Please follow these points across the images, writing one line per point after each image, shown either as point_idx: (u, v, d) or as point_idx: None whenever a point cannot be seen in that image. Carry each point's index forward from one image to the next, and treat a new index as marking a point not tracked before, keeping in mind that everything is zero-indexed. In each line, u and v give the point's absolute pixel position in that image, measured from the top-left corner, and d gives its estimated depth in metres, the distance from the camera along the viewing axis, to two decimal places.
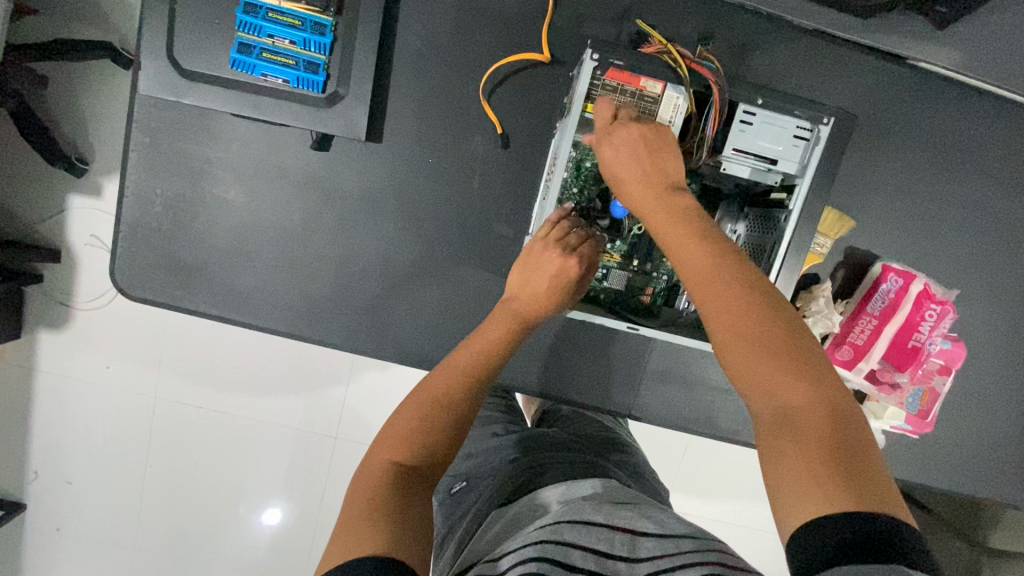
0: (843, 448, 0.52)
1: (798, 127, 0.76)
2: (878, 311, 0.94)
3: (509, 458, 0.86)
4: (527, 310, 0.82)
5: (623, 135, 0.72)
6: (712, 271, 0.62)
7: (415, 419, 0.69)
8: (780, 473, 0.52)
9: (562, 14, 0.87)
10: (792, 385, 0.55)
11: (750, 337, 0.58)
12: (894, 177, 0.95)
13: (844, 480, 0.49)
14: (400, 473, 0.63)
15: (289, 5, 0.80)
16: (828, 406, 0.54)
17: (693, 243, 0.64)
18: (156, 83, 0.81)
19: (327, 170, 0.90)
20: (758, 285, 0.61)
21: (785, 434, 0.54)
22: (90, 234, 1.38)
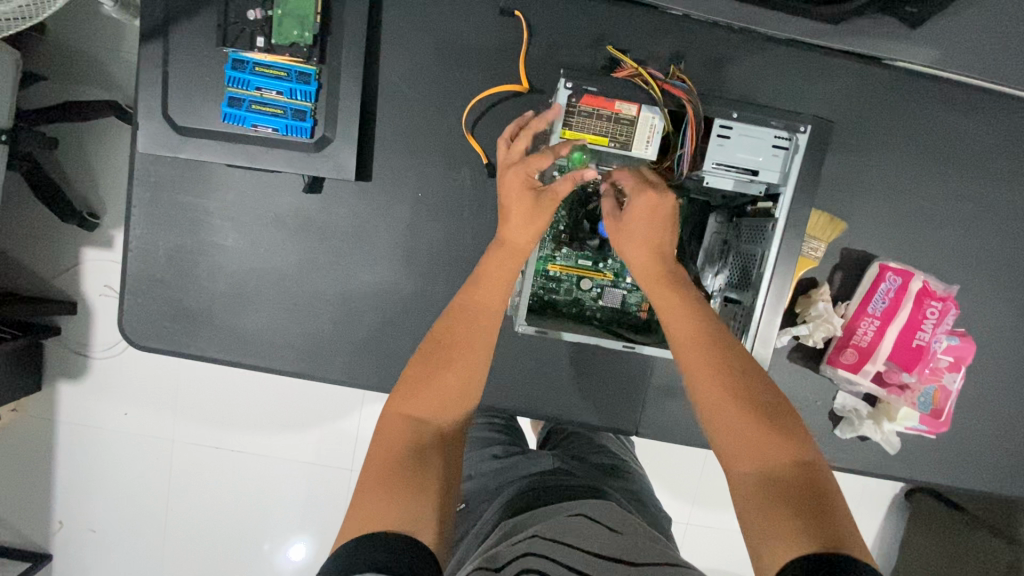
0: (818, 501, 0.55)
1: (775, 137, 0.75)
2: (879, 311, 0.94)
3: (508, 478, 0.88)
4: (511, 237, 0.75)
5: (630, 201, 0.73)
6: (698, 340, 0.67)
7: (432, 379, 0.68)
8: (761, 523, 0.55)
9: (538, 44, 0.89)
10: (770, 443, 0.60)
11: (729, 396, 0.63)
12: (884, 176, 0.95)
13: (818, 526, 0.53)
14: (418, 429, 0.64)
15: (273, 57, 0.83)
16: (799, 459, 0.59)
17: (686, 313, 0.69)
18: (154, 141, 0.85)
19: (320, 211, 0.93)
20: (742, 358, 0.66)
21: (765, 490, 0.57)
22: (102, 284, 1.42)
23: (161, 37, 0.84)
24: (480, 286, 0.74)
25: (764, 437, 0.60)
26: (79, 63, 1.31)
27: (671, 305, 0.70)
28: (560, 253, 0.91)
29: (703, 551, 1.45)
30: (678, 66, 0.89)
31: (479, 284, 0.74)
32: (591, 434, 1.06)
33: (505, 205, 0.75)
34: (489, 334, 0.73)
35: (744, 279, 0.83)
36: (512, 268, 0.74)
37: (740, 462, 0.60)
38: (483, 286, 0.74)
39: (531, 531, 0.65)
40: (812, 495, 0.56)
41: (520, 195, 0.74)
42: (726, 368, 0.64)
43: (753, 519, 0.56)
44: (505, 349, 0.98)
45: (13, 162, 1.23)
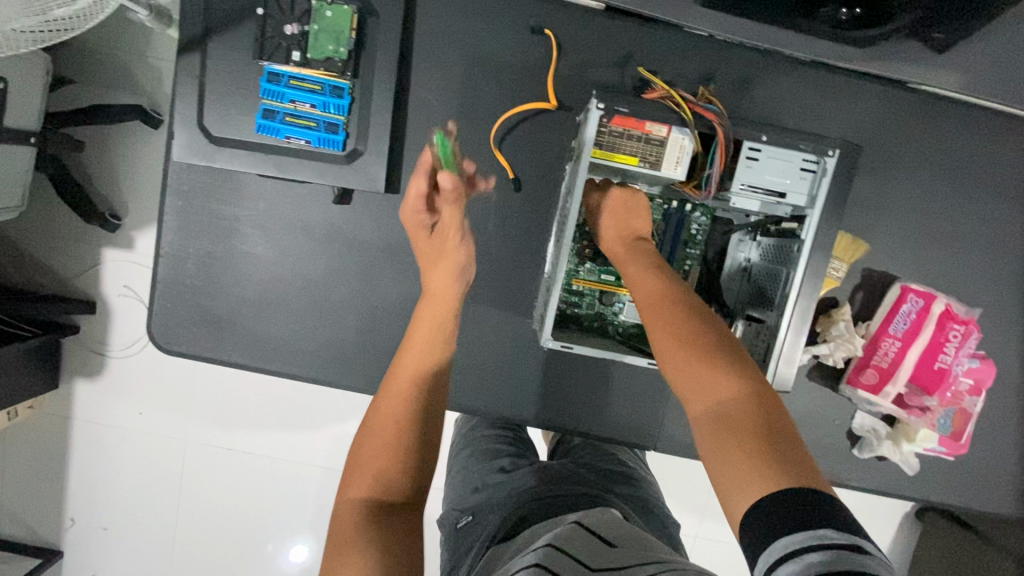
0: (768, 434, 0.60)
1: (803, 160, 0.76)
2: (900, 333, 0.94)
3: (513, 490, 0.84)
4: (438, 305, 0.86)
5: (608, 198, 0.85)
6: (658, 302, 0.73)
7: (368, 458, 0.72)
8: (719, 463, 0.60)
9: (567, 62, 0.91)
10: (721, 383, 0.64)
11: (686, 347, 0.68)
12: (907, 198, 0.95)
13: (771, 461, 0.57)
14: (376, 500, 0.68)
15: (309, 71, 0.85)
16: (755, 396, 0.63)
17: (650, 281, 0.76)
18: (188, 150, 0.87)
19: (348, 221, 0.94)
20: (699, 312, 0.71)
21: (720, 430, 0.62)
22: (123, 285, 1.44)
23: (199, 49, 0.86)
24: (403, 356, 0.82)
25: (716, 378, 0.65)
26: (108, 68, 1.33)
27: (637, 276, 0.77)
28: (583, 268, 0.94)
29: (710, 564, 1.45)
30: (710, 87, 0.90)
31: (405, 355, 0.82)
32: (604, 442, 1.01)
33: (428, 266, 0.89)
34: (428, 391, 0.80)
35: (767, 299, 0.83)
36: (426, 339, 0.84)
37: (698, 406, 0.65)
38: (408, 356, 0.82)
39: (545, 539, 0.64)
40: (763, 430, 0.60)
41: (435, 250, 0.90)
42: (682, 322, 0.70)
43: (713, 460, 0.61)
44: (525, 361, 0.99)
45: (40, 164, 1.26)
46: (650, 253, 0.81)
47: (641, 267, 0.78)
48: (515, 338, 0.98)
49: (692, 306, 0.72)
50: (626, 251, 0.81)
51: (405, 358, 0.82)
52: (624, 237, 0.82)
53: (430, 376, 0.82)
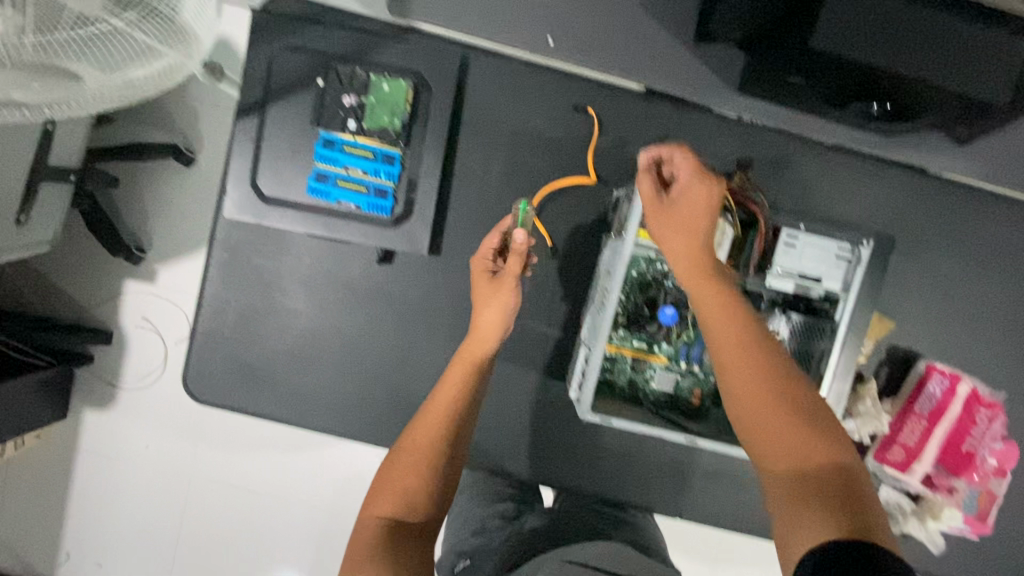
0: (855, 502, 0.53)
1: (839, 249, 0.78)
2: (926, 412, 0.95)
3: (513, 534, 0.84)
4: (485, 336, 0.82)
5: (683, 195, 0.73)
6: (743, 338, 0.63)
7: (396, 478, 0.70)
8: (791, 518, 0.54)
9: (607, 138, 0.95)
10: (810, 445, 0.57)
11: (767, 391, 0.60)
12: (930, 279, 0.98)
13: (841, 518, 0.52)
14: (392, 525, 0.66)
15: (363, 139, 0.88)
16: (836, 467, 0.56)
17: (730, 309, 0.66)
18: (239, 207, 0.90)
19: (387, 280, 0.96)
20: (776, 352, 0.64)
21: (801, 492, 0.55)
22: (141, 318, 1.43)
23: (257, 112, 0.90)
24: (443, 384, 0.79)
25: (801, 438, 0.58)
26: (150, 108, 1.38)
27: (710, 302, 0.66)
28: (617, 335, 0.92)
29: None
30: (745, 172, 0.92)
31: (447, 378, 0.79)
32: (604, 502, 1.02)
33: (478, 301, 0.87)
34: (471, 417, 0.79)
35: None
36: (464, 377, 0.79)
37: (779, 472, 0.58)
38: (450, 377, 0.79)
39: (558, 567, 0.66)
40: (844, 490, 0.54)
41: (489, 284, 0.86)
42: (766, 365, 0.61)
43: (784, 518, 0.55)
44: (552, 423, 1.00)
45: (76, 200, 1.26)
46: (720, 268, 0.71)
47: (716, 291, 0.67)
48: (545, 401, 1.00)
49: (774, 347, 0.64)
50: (702, 267, 0.69)
51: (441, 391, 0.78)
52: (693, 241, 0.71)
53: (471, 410, 0.79)
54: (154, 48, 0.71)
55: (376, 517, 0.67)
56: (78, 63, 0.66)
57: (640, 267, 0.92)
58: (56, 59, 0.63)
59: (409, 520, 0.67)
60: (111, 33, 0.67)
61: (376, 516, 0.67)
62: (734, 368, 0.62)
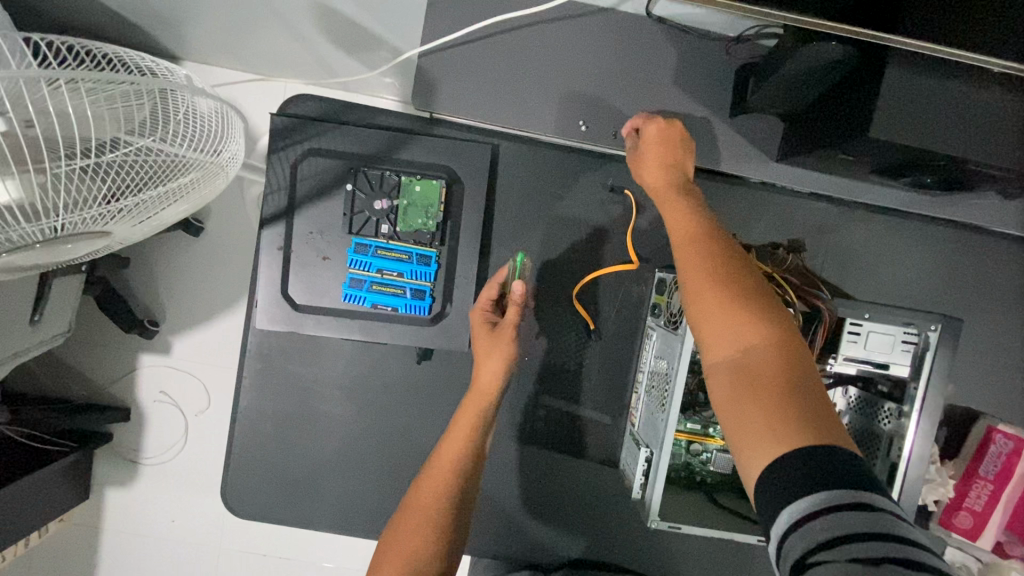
0: (797, 395, 0.47)
1: (905, 334, 0.75)
2: (992, 475, 0.92)
3: None
4: (486, 392, 0.81)
5: (652, 147, 0.73)
6: (693, 232, 0.60)
7: (402, 537, 0.72)
8: (737, 420, 0.48)
9: (644, 218, 0.92)
10: (745, 320, 0.51)
11: (714, 284, 0.54)
12: (978, 335, 0.97)
13: (788, 412, 0.46)
14: None
15: (397, 241, 0.85)
16: (783, 348, 0.50)
17: (691, 222, 0.62)
18: (273, 318, 0.87)
19: (427, 378, 0.93)
20: (734, 254, 0.58)
21: (739, 384, 0.49)
22: (158, 390, 1.16)
23: (285, 219, 0.87)
24: (447, 436, 0.80)
25: (734, 316, 0.52)
26: None
27: (673, 211, 0.65)
28: None
29: None
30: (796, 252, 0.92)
31: (453, 430, 0.80)
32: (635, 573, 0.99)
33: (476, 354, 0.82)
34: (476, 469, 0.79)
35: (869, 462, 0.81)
36: (471, 428, 0.79)
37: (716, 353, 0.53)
38: (458, 426, 0.80)
39: None
40: (787, 382, 0.48)
41: (488, 334, 0.82)
42: (715, 263, 0.56)
43: (732, 424, 0.49)
44: (606, 509, 0.97)
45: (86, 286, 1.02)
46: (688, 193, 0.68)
47: (678, 208, 0.64)
48: (597, 488, 0.97)
49: (731, 251, 0.58)
50: (665, 197, 0.68)
51: (449, 440, 0.79)
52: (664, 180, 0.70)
53: (474, 469, 0.79)
54: (183, 162, 0.59)
55: None
56: (100, 217, 0.54)
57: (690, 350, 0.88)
58: (79, 222, 0.52)
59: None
60: (132, 158, 0.54)
61: None
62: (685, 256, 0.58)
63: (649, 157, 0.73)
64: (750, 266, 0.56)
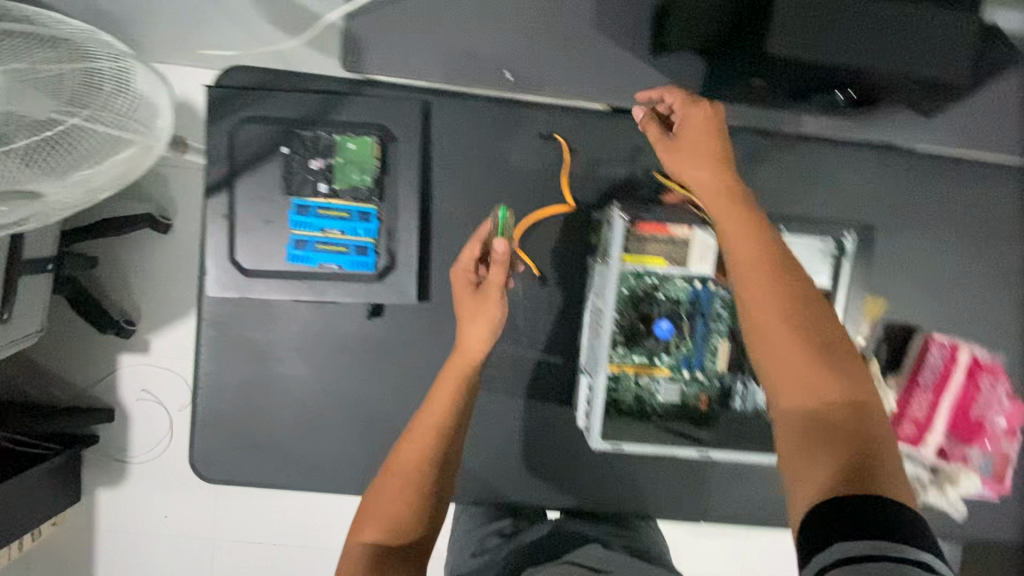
0: (860, 445, 0.51)
1: (822, 246, 0.80)
2: (930, 384, 0.96)
3: (510, 551, 0.84)
4: (474, 351, 0.79)
5: (687, 129, 0.70)
6: (767, 267, 0.59)
7: (384, 500, 0.70)
8: (800, 464, 0.52)
9: (579, 161, 0.94)
10: (822, 377, 0.54)
11: (788, 323, 0.56)
12: (913, 252, 0.99)
13: (847, 465, 0.50)
14: (372, 560, 0.66)
15: (336, 200, 0.88)
16: (856, 408, 0.54)
17: (760, 241, 0.60)
18: (224, 285, 0.91)
19: (379, 333, 0.96)
20: (800, 284, 0.58)
21: (809, 438, 0.53)
22: (142, 389, 1.31)
23: (226, 188, 0.89)
24: (428, 402, 0.77)
25: (813, 368, 0.54)
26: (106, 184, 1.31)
27: (733, 226, 0.62)
28: (617, 354, 0.92)
29: None
30: None
31: (430, 399, 0.77)
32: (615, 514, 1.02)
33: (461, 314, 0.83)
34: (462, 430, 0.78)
35: None
36: (453, 387, 0.77)
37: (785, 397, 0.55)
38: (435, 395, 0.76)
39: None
40: (857, 441, 0.52)
41: (472, 295, 0.83)
42: (786, 308, 0.57)
43: (788, 458, 0.54)
44: (565, 449, 1.00)
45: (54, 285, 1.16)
46: (738, 188, 0.65)
47: (739, 224, 0.62)
48: (555, 429, 1.00)
49: (792, 277, 0.59)
50: (717, 198, 0.65)
51: (430, 406, 0.76)
52: (710, 166, 0.67)
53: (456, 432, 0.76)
54: (113, 136, 0.67)
55: (359, 544, 0.67)
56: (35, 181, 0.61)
57: (631, 285, 0.93)
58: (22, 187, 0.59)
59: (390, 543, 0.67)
60: (64, 133, 0.62)
61: (359, 544, 0.67)
62: (748, 281, 0.58)
63: (694, 138, 0.69)
64: (815, 297, 0.58)
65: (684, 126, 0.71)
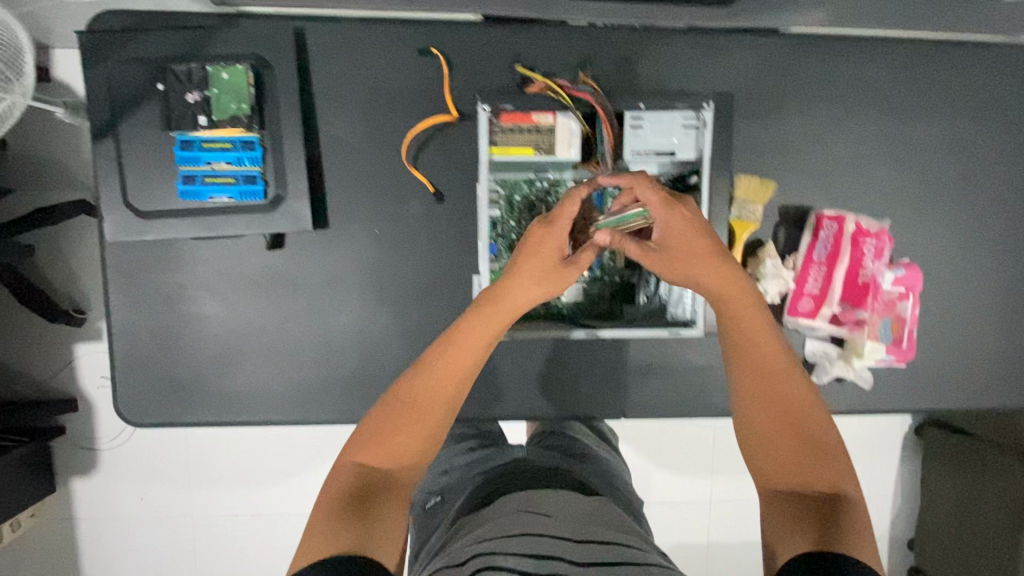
0: (827, 520, 0.64)
1: (684, 119, 0.87)
2: (824, 258, 1.00)
3: (478, 469, 0.92)
4: (518, 295, 0.80)
5: (671, 216, 0.77)
6: (762, 325, 0.77)
7: (393, 429, 0.73)
8: (773, 526, 0.66)
9: (459, 74, 0.96)
10: (796, 457, 0.71)
11: (766, 400, 0.74)
12: (801, 133, 1.01)
13: (816, 533, 0.63)
14: (364, 478, 0.69)
15: (218, 132, 0.89)
16: (826, 459, 0.70)
17: (767, 334, 0.77)
18: (121, 229, 0.92)
19: (284, 264, 0.98)
20: (784, 369, 0.75)
21: (800, 518, 0.65)
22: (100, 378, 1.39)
23: (111, 133, 0.91)
24: (451, 347, 0.78)
25: (803, 461, 0.71)
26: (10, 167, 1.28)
27: (711, 270, 0.77)
28: None
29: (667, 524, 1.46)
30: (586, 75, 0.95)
31: (455, 343, 0.78)
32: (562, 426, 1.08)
33: (514, 263, 0.82)
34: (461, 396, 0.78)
35: None
36: (490, 333, 0.79)
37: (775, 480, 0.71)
38: (465, 339, 0.78)
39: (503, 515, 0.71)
40: (828, 513, 0.65)
41: (539, 244, 0.82)
42: (772, 377, 0.75)
43: (770, 533, 0.66)
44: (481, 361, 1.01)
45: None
46: (746, 284, 0.78)
47: (729, 279, 0.77)
48: None
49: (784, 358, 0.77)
50: (703, 256, 0.77)
51: (461, 345, 0.78)
52: (702, 247, 0.77)
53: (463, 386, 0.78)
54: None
55: (355, 463, 0.71)
56: None
57: (523, 191, 0.96)
58: None
59: (383, 474, 0.71)
60: None
61: (355, 463, 0.71)
62: (742, 322, 0.78)
63: (672, 225, 0.77)
64: (790, 366, 0.76)
65: (667, 225, 0.77)
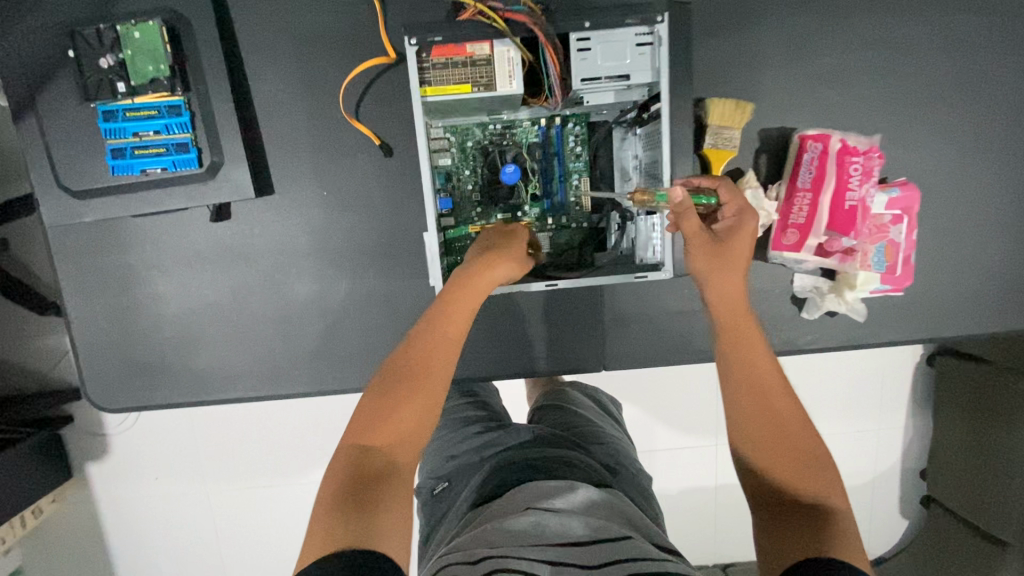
0: (820, 531, 0.60)
1: (636, 36, 0.79)
2: (809, 183, 0.91)
3: (486, 452, 0.87)
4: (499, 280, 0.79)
5: (738, 222, 0.80)
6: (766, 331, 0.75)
7: (389, 410, 0.67)
8: (768, 537, 0.62)
9: (393, 11, 0.87)
10: (795, 461, 0.66)
11: (773, 396, 0.70)
12: (780, 45, 0.91)
13: (810, 540, 0.59)
14: (363, 463, 0.64)
15: (141, 98, 0.83)
16: (823, 463, 0.66)
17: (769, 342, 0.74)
18: (55, 212, 0.87)
19: (234, 236, 0.94)
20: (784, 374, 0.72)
21: (794, 526, 0.61)
22: None
23: (30, 111, 0.85)
24: (446, 320, 0.75)
25: (794, 460, 0.66)
26: None
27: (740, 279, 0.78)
28: (478, 213, 0.91)
29: (668, 472, 1.44)
30: None
31: (445, 319, 0.75)
32: (568, 404, 1.03)
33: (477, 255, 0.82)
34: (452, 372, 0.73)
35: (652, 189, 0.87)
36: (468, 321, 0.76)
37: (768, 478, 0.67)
38: (453, 315, 0.75)
39: (517, 510, 0.66)
40: (820, 523, 0.61)
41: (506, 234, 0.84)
42: (778, 383, 0.71)
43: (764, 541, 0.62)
44: None
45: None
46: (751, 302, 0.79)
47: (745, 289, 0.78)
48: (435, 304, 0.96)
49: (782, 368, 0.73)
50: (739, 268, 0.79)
51: (452, 321, 0.75)
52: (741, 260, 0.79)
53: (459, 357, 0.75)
54: None
55: (354, 448, 0.65)
56: None
57: (476, 136, 0.90)
58: None
59: (383, 458, 0.65)
60: None
61: (355, 448, 0.65)
62: (741, 345, 0.74)
63: (735, 230, 0.80)
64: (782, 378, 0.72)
65: (734, 227, 0.81)
